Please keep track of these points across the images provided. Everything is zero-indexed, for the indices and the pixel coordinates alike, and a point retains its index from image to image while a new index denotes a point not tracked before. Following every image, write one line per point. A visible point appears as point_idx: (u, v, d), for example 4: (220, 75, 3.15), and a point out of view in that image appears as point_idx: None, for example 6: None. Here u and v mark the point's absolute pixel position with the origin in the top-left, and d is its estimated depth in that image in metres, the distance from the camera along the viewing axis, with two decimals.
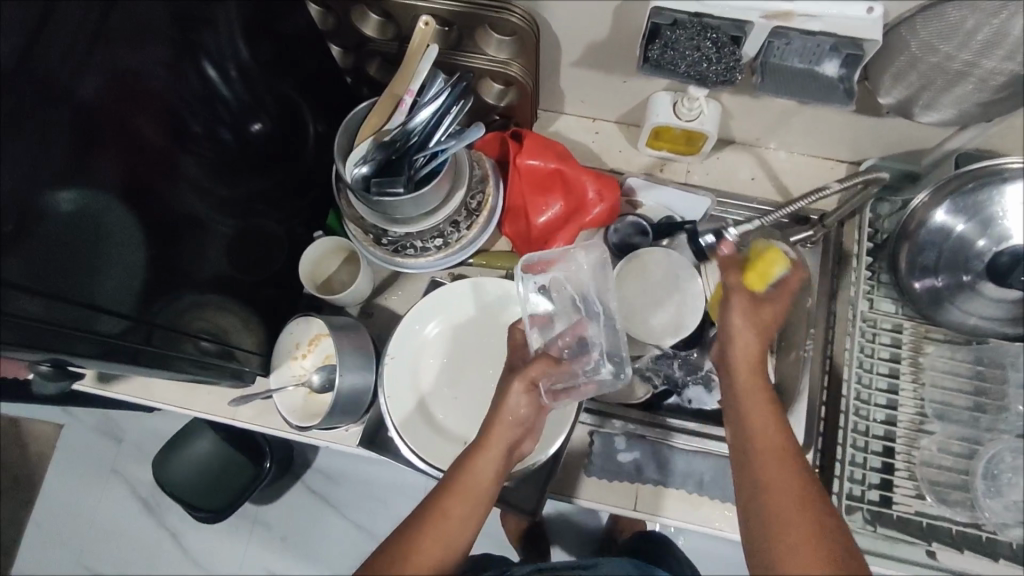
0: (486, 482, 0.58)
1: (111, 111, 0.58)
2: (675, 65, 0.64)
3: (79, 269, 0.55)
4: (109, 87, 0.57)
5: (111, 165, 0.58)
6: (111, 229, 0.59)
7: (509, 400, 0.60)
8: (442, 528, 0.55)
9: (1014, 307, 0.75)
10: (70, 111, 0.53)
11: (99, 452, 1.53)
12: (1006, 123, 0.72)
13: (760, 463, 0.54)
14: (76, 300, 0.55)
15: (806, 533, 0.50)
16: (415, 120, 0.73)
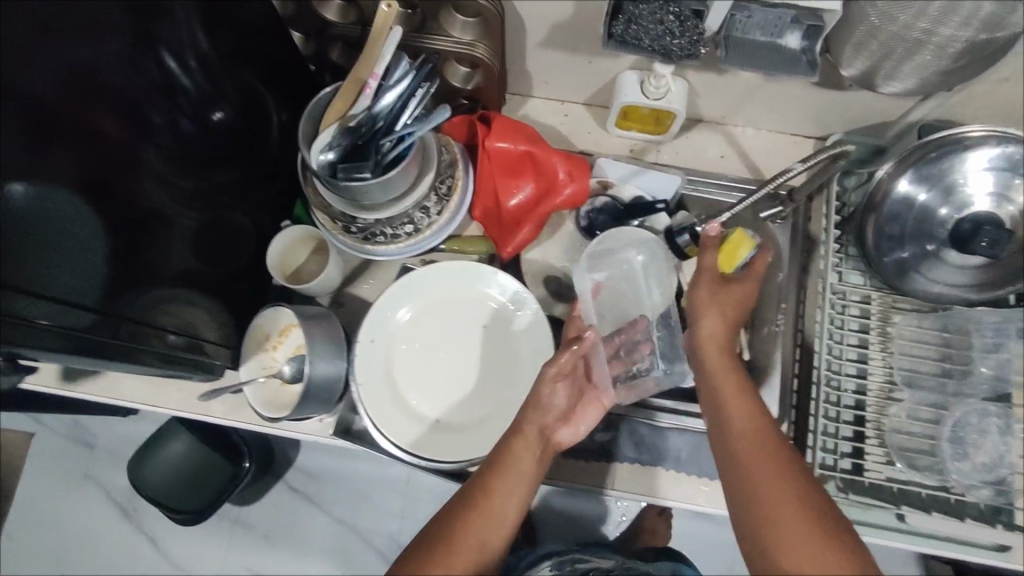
0: (523, 466, 0.63)
1: (62, 102, 0.56)
2: (639, 40, 0.63)
3: (32, 263, 0.54)
4: (55, 78, 0.55)
5: (63, 158, 0.56)
6: (66, 222, 0.57)
7: (546, 391, 0.68)
8: (480, 518, 0.57)
9: (977, 273, 0.76)
10: (14, 102, 0.52)
11: (75, 459, 1.50)
12: (964, 92, 0.74)
13: (749, 461, 0.55)
14: (33, 299, 0.54)
15: (804, 525, 0.50)
16: (381, 103, 0.72)
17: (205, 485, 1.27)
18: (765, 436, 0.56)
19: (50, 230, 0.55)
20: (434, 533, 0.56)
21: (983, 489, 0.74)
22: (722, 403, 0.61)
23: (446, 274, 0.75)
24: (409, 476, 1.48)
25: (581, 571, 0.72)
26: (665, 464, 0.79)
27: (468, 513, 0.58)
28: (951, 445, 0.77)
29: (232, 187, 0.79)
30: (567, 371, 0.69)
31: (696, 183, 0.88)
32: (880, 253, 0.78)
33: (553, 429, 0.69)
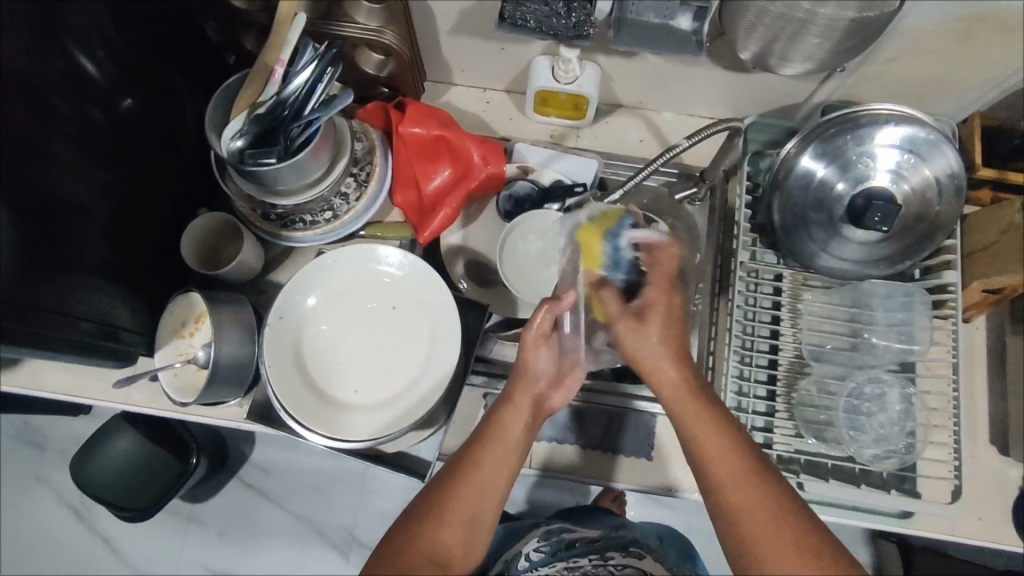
0: (509, 442, 0.62)
1: None
2: (527, 21, 0.67)
3: None
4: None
5: None
6: None
7: (530, 359, 0.66)
8: (465, 500, 0.59)
9: (876, 247, 0.80)
10: None
11: (12, 463, 1.42)
12: (860, 72, 0.76)
13: (727, 483, 0.55)
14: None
15: (795, 556, 0.52)
16: (289, 88, 0.72)
17: (152, 481, 1.25)
18: (738, 455, 0.56)
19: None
20: (419, 515, 0.59)
21: (890, 459, 0.75)
22: (681, 412, 0.58)
23: (344, 258, 0.78)
24: (368, 469, 1.42)
25: (566, 541, 0.77)
26: (579, 441, 0.82)
27: (454, 498, 0.59)
28: (849, 415, 0.77)
29: (149, 177, 0.80)
30: (546, 334, 0.65)
31: (614, 166, 0.90)
32: (788, 232, 0.80)
33: (547, 398, 0.67)
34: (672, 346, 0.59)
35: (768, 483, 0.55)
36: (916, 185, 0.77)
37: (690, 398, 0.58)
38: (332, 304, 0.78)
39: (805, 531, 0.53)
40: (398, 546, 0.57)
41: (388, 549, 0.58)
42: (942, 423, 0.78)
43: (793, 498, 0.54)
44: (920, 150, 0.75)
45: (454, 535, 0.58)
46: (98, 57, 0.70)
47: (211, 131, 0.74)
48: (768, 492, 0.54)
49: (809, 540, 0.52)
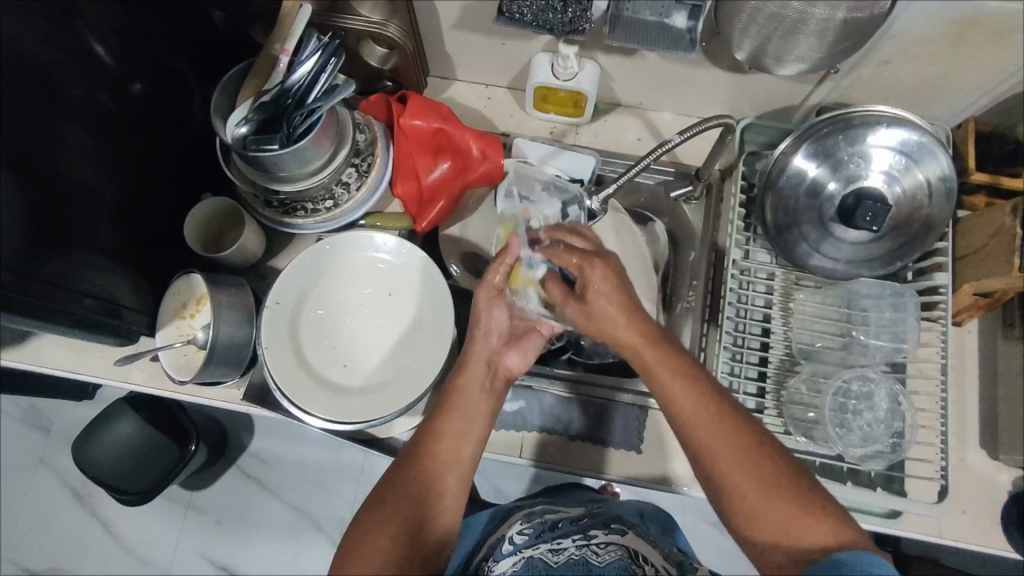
0: (468, 404, 0.65)
1: None
2: (524, 14, 0.67)
3: None
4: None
5: None
6: None
7: (483, 318, 0.69)
8: (438, 461, 0.62)
9: (868, 248, 0.80)
10: None
11: (18, 444, 1.45)
12: (855, 75, 0.77)
13: (695, 428, 0.58)
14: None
15: (768, 489, 0.54)
16: (293, 77, 0.74)
17: (152, 466, 1.27)
18: (701, 396, 0.58)
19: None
20: (397, 478, 0.61)
21: (877, 458, 0.75)
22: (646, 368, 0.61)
23: (341, 246, 0.80)
24: (365, 462, 1.43)
25: (550, 522, 0.78)
26: (570, 432, 0.83)
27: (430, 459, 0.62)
28: (835, 414, 0.77)
29: (155, 160, 0.82)
30: (499, 292, 0.69)
31: (612, 163, 0.91)
32: (780, 231, 0.81)
33: (501, 356, 0.69)
34: (627, 313, 0.61)
35: (736, 422, 0.57)
36: (908, 188, 0.77)
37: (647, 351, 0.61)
38: (331, 290, 0.80)
39: (774, 464, 0.55)
40: (379, 510, 0.59)
41: (368, 514, 0.59)
42: (930, 425, 0.79)
43: (758, 433, 0.57)
44: (912, 153, 0.76)
45: (430, 493, 0.60)
46: (109, 41, 0.72)
47: (218, 117, 0.76)
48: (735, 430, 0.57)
49: (781, 474, 0.55)
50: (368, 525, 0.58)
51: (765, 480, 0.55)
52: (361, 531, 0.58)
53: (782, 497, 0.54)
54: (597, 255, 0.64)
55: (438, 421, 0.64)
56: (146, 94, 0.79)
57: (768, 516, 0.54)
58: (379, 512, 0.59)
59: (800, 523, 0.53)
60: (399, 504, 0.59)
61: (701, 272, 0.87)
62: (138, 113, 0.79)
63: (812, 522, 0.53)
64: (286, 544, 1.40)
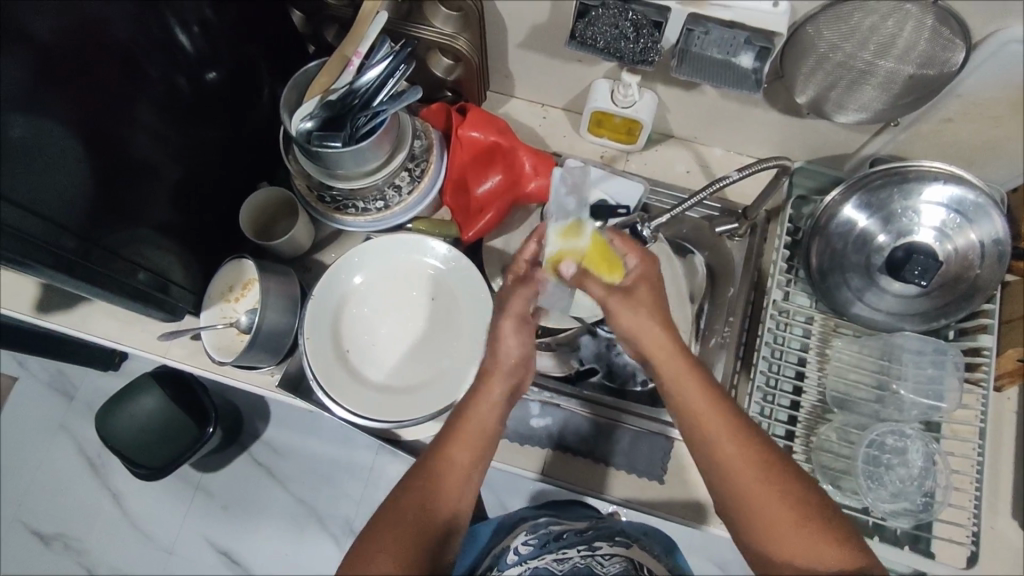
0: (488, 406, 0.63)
1: (69, 56, 0.62)
2: (596, 41, 0.70)
3: (24, 192, 0.58)
4: (62, 26, 0.60)
5: (63, 102, 0.62)
6: (59, 162, 0.62)
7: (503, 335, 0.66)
8: (460, 462, 0.60)
9: (913, 302, 0.80)
10: (29, 50, 0.58)
11: (43, 407, 1.47)
12: (915, 129, 0.77)
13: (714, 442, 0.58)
14: (23, 215, 0.59)
15: (792, 519, 0.54)
16: (362, 80, 0.75)
17: (171, 443, 1.29)
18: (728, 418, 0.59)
19: (43, 158, 0.60)
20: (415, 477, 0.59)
21: (903, 516, 0.74)
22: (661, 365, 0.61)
23: (390, 246, 0.82)
24: (375, 462, 1.43)
25: (554, 534, 0.78)
26: (593, 456, 0.83)
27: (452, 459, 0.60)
28: (868, 468, 0.76)
29: (219, 146, 0.85)
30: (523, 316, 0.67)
31: (658, 193, 0.92)
32: (823, 275, 0.82)
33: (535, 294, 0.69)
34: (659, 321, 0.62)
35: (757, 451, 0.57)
36: (960, 246, 0.77)
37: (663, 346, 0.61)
38: (375, 289, 0.82)
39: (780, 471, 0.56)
40: (400, 503, 0.57)
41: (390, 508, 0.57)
42: (963, 488, 0.78)
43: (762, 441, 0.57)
44: (967, 212, 0.76)
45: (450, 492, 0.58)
46: (193, 30, 0.75)
47: (284, 110, 0.79)
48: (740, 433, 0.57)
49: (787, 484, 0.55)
50: (386, 521, 0.56)
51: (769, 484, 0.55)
52: (378, 528, 0.55)
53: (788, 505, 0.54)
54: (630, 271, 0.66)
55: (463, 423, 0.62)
56: (221, 83, 0.83)
57: (768, 513, 0.54)
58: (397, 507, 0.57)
59: (807, 535, 0.53)
60: (423, 503, 0.57)
61: (738, 309, 0.86)
62: (210, 99, 0.82)
63: (816, 537, 0.53)
64: (289, 536, 1.40)
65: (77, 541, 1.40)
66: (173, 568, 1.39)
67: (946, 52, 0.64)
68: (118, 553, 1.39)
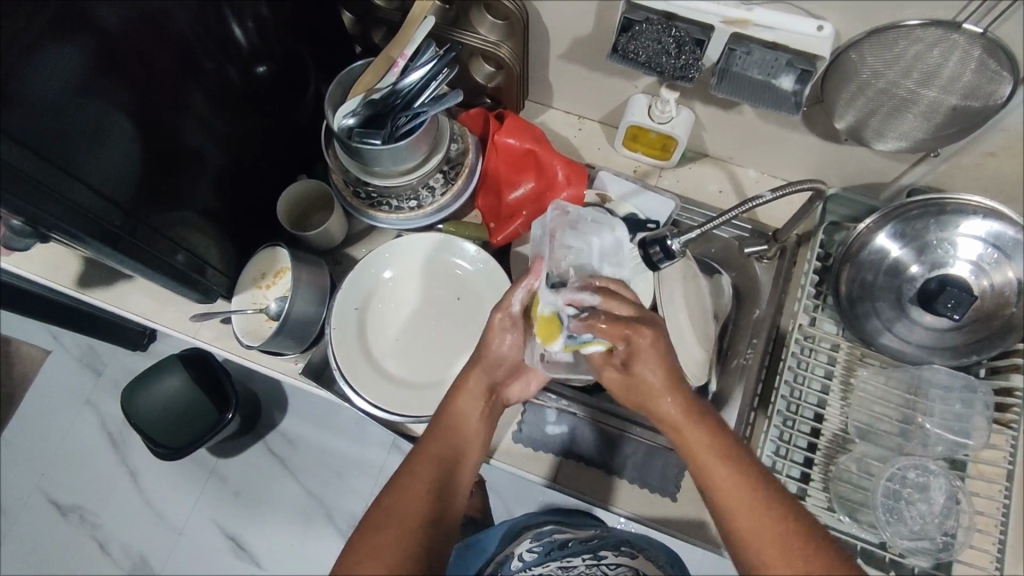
0: (469, 425, 0.66)
1: (132, 42, 0.65)
2: (638, 55, 0.71)
3: (78, 170, 0.61)
4: (127, 12, 0.63)
5: (123, 86, 0.65)
6: (114, 143, 0.65)
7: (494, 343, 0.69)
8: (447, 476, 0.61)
9: (944, 336, 0.79)
10: (95, 35, 0.61)
11: (72, 383, 1.52)
12: (956, 161, 0.76)
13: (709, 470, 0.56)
14: (77, 187, 0.61)
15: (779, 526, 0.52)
16: (405, 82, 0.78)
17: (191, 424, 1.32)
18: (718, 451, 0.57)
19: (99, 134, 0.63)
20: (404, 479, 0.59)
21: (922, 555, 0.72)
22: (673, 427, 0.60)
23: (420, 243, 0.84)
24: (386, 461, 1.44)
25: (559, 542, 0.79)
26: (606, 467, 0.83)
27: (442, 469, 0.61)
28: (887, 501, 0.74)
29: (264, 136, 0.87)
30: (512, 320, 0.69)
31: (688, 210, 0.92)
32: (852, 303, 0.81)
33: (504, 388, 0.72)
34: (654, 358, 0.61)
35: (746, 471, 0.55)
36: (996, 283, 0.76)
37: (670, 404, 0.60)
38: (403, 285, 0.83)
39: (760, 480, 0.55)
40: (393, 501, 0.57)
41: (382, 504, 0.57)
42: (987, 530, 0.76)
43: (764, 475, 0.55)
44: (1005, 248, 0.75)
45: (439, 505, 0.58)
46: (247, 24, 0.78)
47: (328, 106, 0.81)
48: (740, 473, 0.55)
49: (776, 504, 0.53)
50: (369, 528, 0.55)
51: (755, 493, 0.54)
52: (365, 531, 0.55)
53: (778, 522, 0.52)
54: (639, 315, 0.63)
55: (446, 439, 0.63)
56: (269, 76, 0.85)
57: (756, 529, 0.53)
58: (393, 518, 0.56)
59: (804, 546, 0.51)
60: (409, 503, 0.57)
61: (762, 331, 0.86)
62: (256, 92, 0.84)
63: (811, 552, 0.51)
64: (297, 526, 1.41)
65: (93, 515, 1.43)
66: (182, 550, 1.41)
67: (992, 84, 0.63)
68: (133, 528, 1.42)
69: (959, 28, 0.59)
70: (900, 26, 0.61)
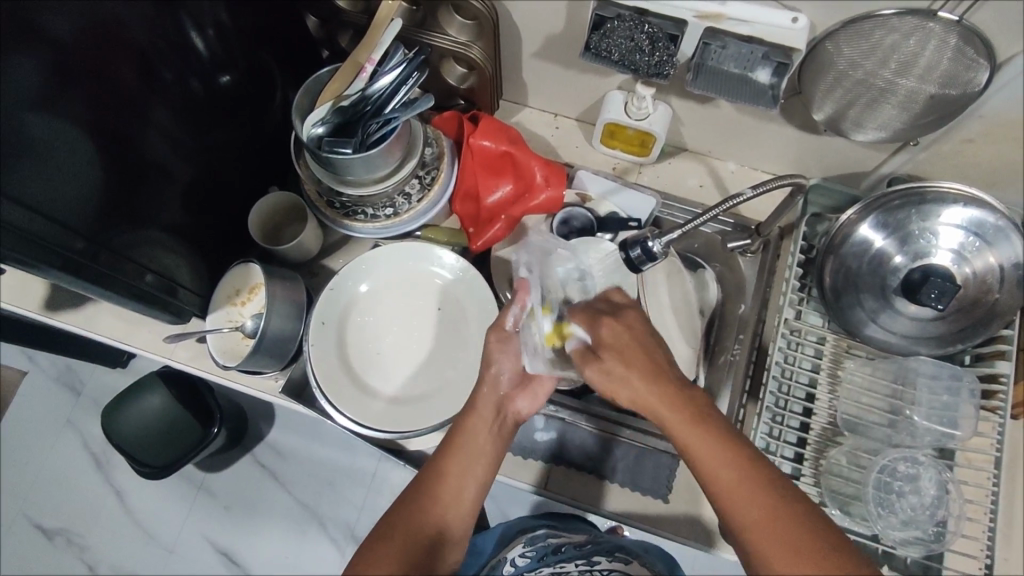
0: (482, 442, 0.62)
1: (86, 58, 0.62)
2: (611, 53, 0.69)
3: (34, 195, 0.59)
4: (80, 28, 0.61)
5: (78, 102, 0.62)
6: (73, 164, 0.62)
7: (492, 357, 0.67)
8: (445, 497, 0.59)
9: (929, 326, 0.78)
10: (45, 52, 0.58)
11: (52, 404, 1.48)
12: (936, 150, 0.76)
13: (699, 457, 0.52)
14: (28, 215, 0.58)
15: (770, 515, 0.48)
16: (374, 87, 0.75)
17: (175, 442, 1.28)
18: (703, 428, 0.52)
19: (55, 154, 0.60)
20: (405, 501, 0.59)
21: (914, 546, 0.72)
22: (692, 440, 0.52)
23: (397, 254, 0.82)
24: (377, 468, 1.42)
25: (554, 545, 0.78)
26: (596, 472, 0.82)
27: (440, 488, 0.59)
28: (878, 493, 0.74)
29: (232, 149, 0.85)
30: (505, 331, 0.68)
31: (670, 206, 0.91)
32: (837, 295, 0.80)
33: (511, 400, 0.66)
34: (620, 335, 0.59)
35: (733, 453, 0.51)
36: (978, 270, 0.76)
37: (691, 416, 0.53)
38: (382, 297, 0.81)
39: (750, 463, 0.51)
40: (388, 525, 0.57)
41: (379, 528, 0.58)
42: (977, 518, 0.76)
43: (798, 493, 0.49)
44: (986, 235, 0.74)
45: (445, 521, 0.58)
46: (209, 31, 0.76)
47: (297, 116, 0.78)
48: (775, 496, 0.49)
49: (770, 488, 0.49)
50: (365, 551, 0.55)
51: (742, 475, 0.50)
52: (360, 552, 0.55)
53: (773, 510, 0.48)
54: (620, 307, 0.63)
55: (451, 457, 0.61)
56: (234, 86, 0.83)
57: (750, 518, 0.49)
58: (388, 529, 0.57)
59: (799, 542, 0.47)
60: (402, 529, 0.56)
61: (748, 327, 0.85)
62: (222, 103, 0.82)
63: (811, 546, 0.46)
64: (289, 539, 1.39)
65: (80, 538, 1.40)
66: (173, 569, 1.38)
67: (969, 71, 0.62)
68: (121, 549, 1.39)
69: (935, 16, 0.58)
70: (875, 16, 0.60)
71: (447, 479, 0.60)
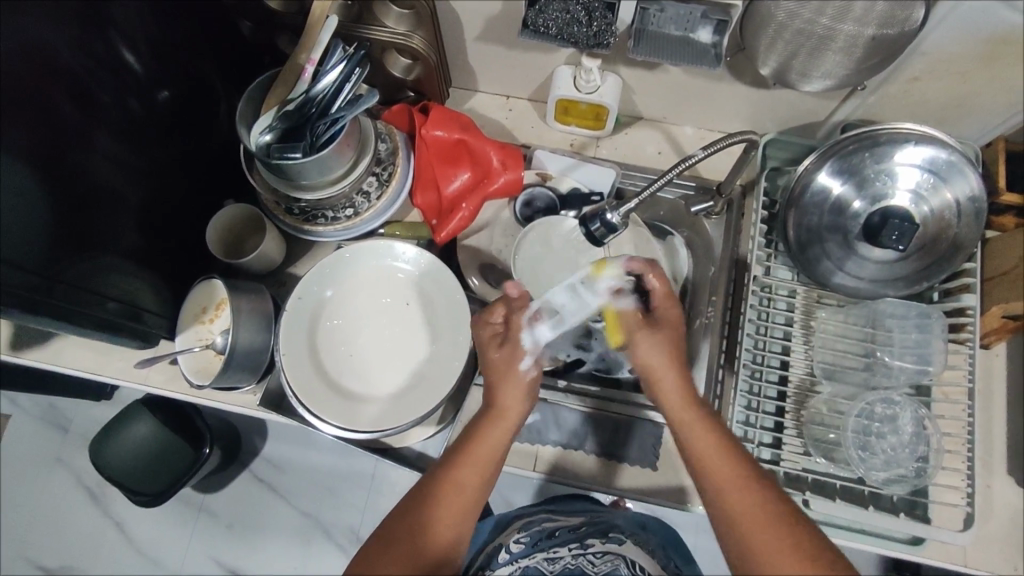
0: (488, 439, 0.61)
1: (25, 88, 0.61)
2: (549, 28, 0.68)
3: None
4: (12, 58, 0.59)
5: (20, 133, 0.60)
6: (23, 199, 0.61)
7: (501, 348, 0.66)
8: (445, 504, 0.58)
9: (894, 268, 0.79)
10: None
11: (39, 444, 1.46)
12: (883, 92, 0.76)
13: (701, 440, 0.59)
14: None
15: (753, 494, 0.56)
16: (317, 87, 0.73)
17: (167, 467, 1.27)
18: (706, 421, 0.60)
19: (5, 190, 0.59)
20: (409, 505, 0.59)
21: (900, 484, 0.73)
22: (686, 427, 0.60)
23: (361, 254, 0.82)
24: (376, 469, 1.42)
25: (547, 531, 0.78)
26: (585, 448, 0.82)
27: (440, 492, 0.59)
28: (859, 436, 0.75)
29: (181, 166, 0.83)
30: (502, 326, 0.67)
31: (631, 176, 0.90)
32: (802, 248, 0.80)
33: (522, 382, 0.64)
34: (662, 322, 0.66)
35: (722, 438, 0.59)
36: (935, 208, 0.76)
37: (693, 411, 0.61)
38: (350, 299, 0.81)
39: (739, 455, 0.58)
40: (393, 532, 0.57)
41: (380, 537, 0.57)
42: (955, 450, 0.77)
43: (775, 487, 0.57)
44: (941, 173, 0.75)
45: (452, 530, 0.58)
46: (142, 49, 0.74)
47: (243, 125, 0.77)
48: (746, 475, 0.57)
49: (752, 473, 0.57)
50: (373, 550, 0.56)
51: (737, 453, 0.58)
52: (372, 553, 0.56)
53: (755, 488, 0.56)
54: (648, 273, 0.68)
55: (453, 458, 0.60)
56: (175, 101, 0.81)
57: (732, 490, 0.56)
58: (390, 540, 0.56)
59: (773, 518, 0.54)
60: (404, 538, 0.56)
61: (721, 287, 0.85)
62: (164, 121, 0.80)
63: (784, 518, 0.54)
64: (295, 549, 1.39)
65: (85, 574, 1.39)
66: None
67: (905, 10, 0.62)
68: None
69: None
70: None
71: (449, 483, 0.59)
